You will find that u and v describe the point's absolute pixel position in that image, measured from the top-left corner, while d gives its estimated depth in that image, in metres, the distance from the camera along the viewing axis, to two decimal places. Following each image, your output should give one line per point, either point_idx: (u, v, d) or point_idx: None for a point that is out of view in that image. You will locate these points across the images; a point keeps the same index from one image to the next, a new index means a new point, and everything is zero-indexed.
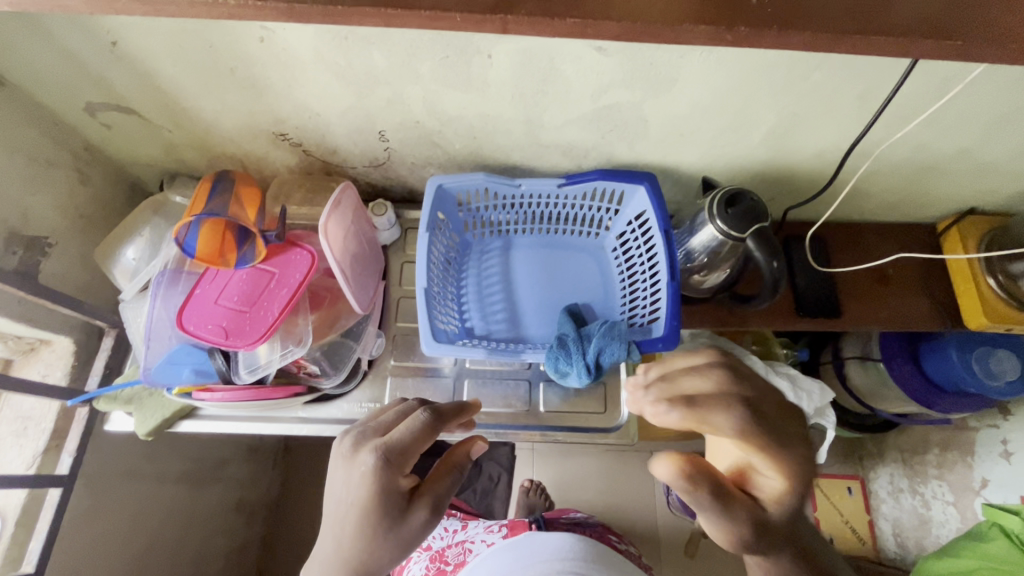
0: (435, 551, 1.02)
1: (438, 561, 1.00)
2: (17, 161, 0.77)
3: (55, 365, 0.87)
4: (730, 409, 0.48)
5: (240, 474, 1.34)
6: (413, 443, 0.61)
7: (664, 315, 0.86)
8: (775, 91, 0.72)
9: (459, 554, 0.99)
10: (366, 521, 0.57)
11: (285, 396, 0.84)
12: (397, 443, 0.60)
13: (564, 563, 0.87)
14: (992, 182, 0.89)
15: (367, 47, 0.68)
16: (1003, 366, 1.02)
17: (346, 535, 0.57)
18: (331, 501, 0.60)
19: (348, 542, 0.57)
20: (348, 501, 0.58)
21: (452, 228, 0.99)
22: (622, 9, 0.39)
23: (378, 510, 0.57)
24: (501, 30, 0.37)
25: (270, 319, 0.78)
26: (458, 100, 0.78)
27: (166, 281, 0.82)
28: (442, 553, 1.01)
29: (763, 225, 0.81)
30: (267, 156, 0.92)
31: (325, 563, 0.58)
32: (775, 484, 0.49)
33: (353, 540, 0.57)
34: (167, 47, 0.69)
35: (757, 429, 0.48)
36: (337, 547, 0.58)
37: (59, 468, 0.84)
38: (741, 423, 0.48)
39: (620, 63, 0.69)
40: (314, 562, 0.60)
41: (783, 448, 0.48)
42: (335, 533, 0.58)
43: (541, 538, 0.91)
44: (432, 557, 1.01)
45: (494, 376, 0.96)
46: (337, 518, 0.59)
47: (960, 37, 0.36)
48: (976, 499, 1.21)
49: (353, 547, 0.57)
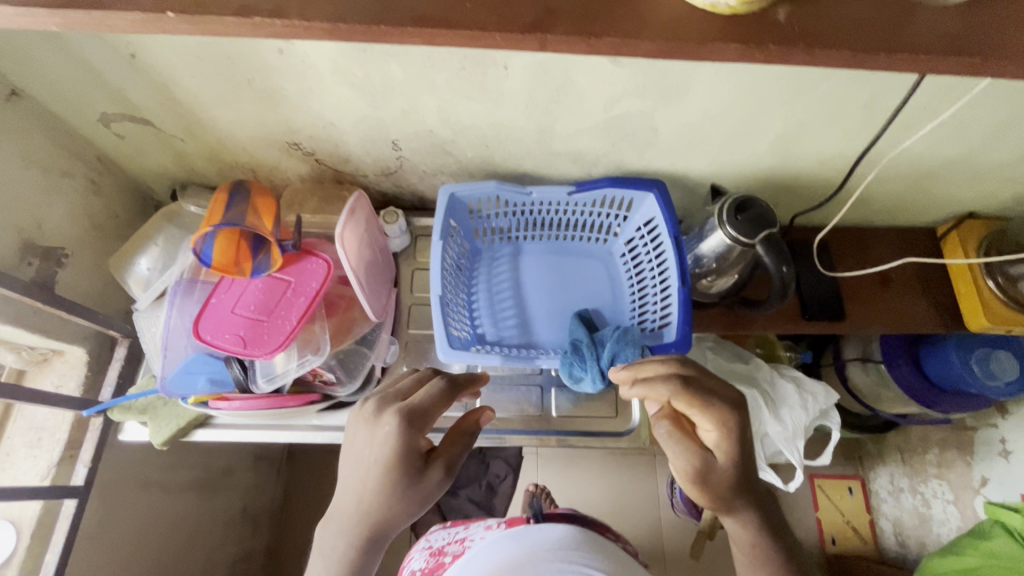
0: (436, 548, 0.99)
1: (438, 555, 0.96)
2: (32, 173, 0.77)
3: (68, 376, 0.87)
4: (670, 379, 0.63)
5: (246, 483, 1.34)
6: (432, 409, 0.64)
7: (676, 320, 0.87)
8: (784, 101, 0.74)
9: (456, 547, 0.93)
10: (387, 476, 0.60)
11: (302, 404, 0.85)
12: (419, 407, 0.63)
13: (560, 552, 0.80)
14: (992, 188, 0.91)
15: (385, 60, 0.69)
16: (1003, 367, 1.05)
17: (366, 489, 0.60)
18: (350, 458, 0.63)
19: (368, 496, 0.60)
20: (371, 458, 0.61)
21: (463, 235, 0.99)
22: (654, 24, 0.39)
23: (400, 467, 0.60)
24: (538, 49, 0.37)
25: (288, 328, 0.78)
26: (473, 111, 0.79)
27: (181, 290, 0.82)
28: (441, 549, 0.96)
29: (772, 230, 0.82)
30: (279, 165, 0.93)
31: (345, 514, 0.61)
32: (715, 436, 0.63)
33: (373, 494, 0.60)
34: (186, 60, 0.69)
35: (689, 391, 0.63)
36: (358, 500, 0.61)
37: (73, 478, 0.84)
38: (684, 394, 0.62)
39: (634, 74, 0.70)
40: (332, 513, 0.63)
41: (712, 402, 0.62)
42: (356, 489, 0.61)
43: (538, 527, 0.84)
44: (431, 553, 0.98)
45: (505, 381, 0.97)
46: (359, 474, 0.61)
47: (981, 54, 0.37)
48: (975, 497, 1.27)
49: (372, 500, 0.60)
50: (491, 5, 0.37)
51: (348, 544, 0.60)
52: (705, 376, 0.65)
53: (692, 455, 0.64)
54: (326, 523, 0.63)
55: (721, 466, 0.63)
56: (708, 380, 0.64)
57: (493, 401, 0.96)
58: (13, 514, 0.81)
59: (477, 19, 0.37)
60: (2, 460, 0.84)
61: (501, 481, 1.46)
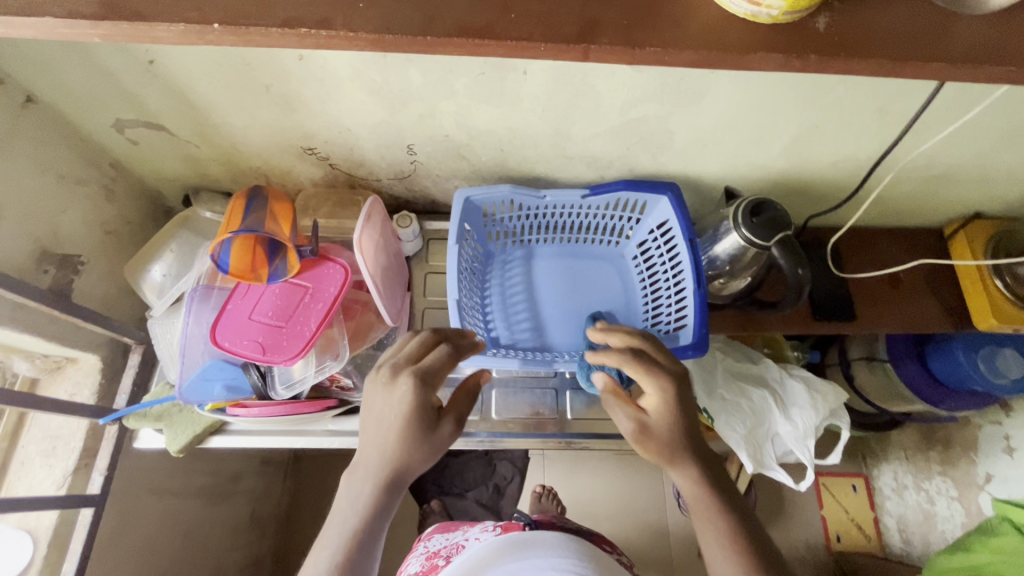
0: (431, 551, 0.98)
1: (432, 559, 0.94)
2: (46, 180, 0.77)
3: (81, 384, 0.87)
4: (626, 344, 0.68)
5: (254, 488, 1.33)
6: (443, 367, 0.65)
7: (691, 323, 0.88)
8: (801, 105, 0.74)
9: (451, 551, 0.92)
10: (406, 429, 0.61)
11: (319, 410, 0.84)
12: (431, 367, 0.64)
13: (559, 560, 0.81)
14: (1005, 189, 0.91)
15: (404, 65, 0.68)
16: (1009, 365, 1.04)
17: (390, 442, 0.61)
18: (372, 414, 0.63)
19: (392, 448, 0.61)
20: (391, 413, 0.61)
21: (477, 239, 1.00)
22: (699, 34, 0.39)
23: (418, 420, 0.61)
24: (581, 58, 0.38)
25: (308, 334, 0.79)
26: (490, 115, 0.78)
27: (198, 297, 0.82)
28: (436, 553, 0.95)
29: (787, 234, 0.82)
30: (292, 170, 0.92)
31: (369, 466, 0.61)
32: (657, 397, 0.64)
33: (396, 447, 0.61)
34: (203, 66, 0.69)
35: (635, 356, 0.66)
36: (382, 453, 0.61)
37: (89, 487, 0.84)
38: (629, 359, 0.65)
39: (652, 79, 0.70)
40: (355, 466, 0.63)
41: (648, 369, 0.65)
42: (378, 442, 0.61)
43: (534, 538, 0.85)
44: (427, 556, 0.96)
45: (520, 384, 0.98)
46: (382, 428, 0.61)
47: (1016, 62, 0.38)
48: (980, 493, 1.25)
49: (394, 452, 0.61)
50: (536, 15, 0.38)
51: (372, 493, 0.60)
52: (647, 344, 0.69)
53: (635, 418, 0.65)
54: (350, 477, 0.62)
55: (663, 426, 0.64)
56: (650, 347, 0.68)
57: (507, 405, 0.96)
58: (30, 522, 0.81)
59: (522, 30, 0.38)
60: (16, 469, 0.83)
61: (508, 483, 1.49)
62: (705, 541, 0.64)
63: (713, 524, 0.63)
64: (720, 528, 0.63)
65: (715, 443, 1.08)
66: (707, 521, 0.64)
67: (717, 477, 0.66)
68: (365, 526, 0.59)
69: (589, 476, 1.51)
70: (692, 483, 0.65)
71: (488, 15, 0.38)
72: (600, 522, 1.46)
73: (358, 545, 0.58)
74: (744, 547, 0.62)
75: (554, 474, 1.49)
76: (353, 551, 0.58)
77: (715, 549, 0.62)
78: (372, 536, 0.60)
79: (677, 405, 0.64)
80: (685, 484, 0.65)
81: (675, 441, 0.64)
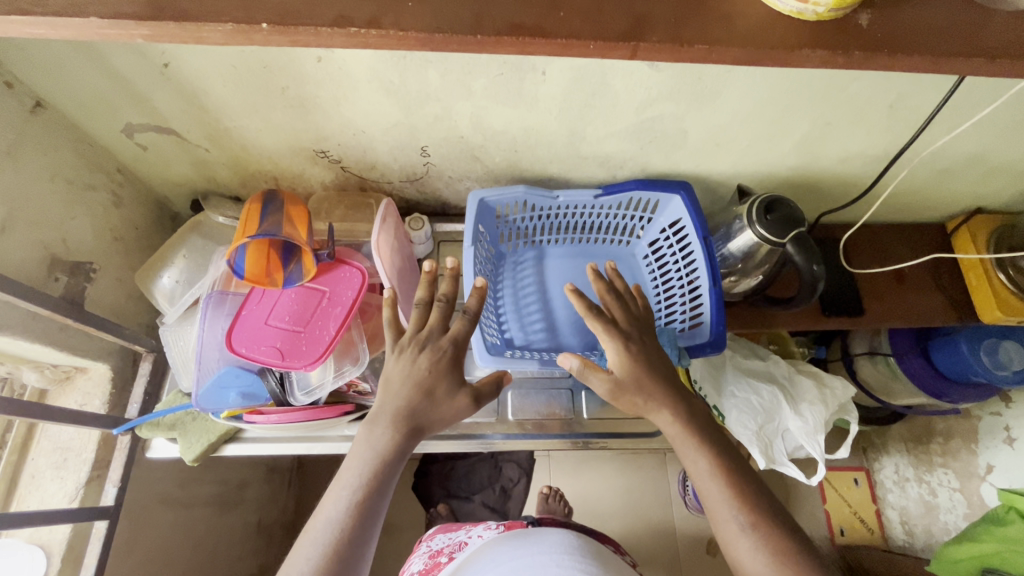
0: (435, 549, 0.95)
1: (436, 557, 0.92)
2: (56, 187, 0.76)
3: (92, 394, 0.85)
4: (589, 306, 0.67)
5: (261, 496, 1.31)
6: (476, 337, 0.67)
7: (708, 320, 0.89)
8: (816, 103, 0.74)
9: (454, 549, 0.91)
10: (430, 381, 0.63)
11: (336, 416, 0.81)
12: (462, 337, 0.66)
13: (557, 556, 0.78)
14: (1012, 183, 0.92)
15: (424, 65, 0.67)
16: (1010, 356, 1.02)
17: (413, 390, 0.62)
18: (398, 365, 0.63)
19: (414, 396, 0.62)
20: (416, 366, 0.63)
21: (489, 240, 0.99)
22: (746, 34, 0.42)
23: (444, 376, 0.63)
24: (630, 55, 0.42)
25: (327, 339, 0.79)
26: (505, 116, 0.78)
27: (212, 303, 0.81)
28: (440, 551, 0.93)
29: (802, 229, 0.82)
30: (303, 173, 0.91)
31: (390, 412, 0.61)
32: (616, 351, 0.66)
33: (418, 395, 0.62)
34: (219, 68, 0.68)
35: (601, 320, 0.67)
36: (405, 400, 0.61)
37: (103, 499, 0.83)
38: (589, 315, 0.67)
39: (669, 79, 0.70)
40: (374, 415, 0.62)
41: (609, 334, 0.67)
42: (404, 390, 0.61)
43: (540, 537, 0.82)
44: (431, 554, 0.94)
45: (534, 385, 0.97)
46: (408, 378, 0.62)
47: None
48: (982, 484, 1.24)
49: (415, 400, 0.62)
50: (583, 13, 0.42)
51: (389, 435, 0.60)
52: (609, 301, 0.70)
53: (606, 376, 0.65)
54: (370, 425, 0.61)
55: (631, 378, 0.65)
56: (609, 304, 0.70)
57: (523, 406, 0.95)
58: (42, 536, 0.80)
59: (571, 28, 0.41)
60: (27, 483, 0.82)
61: (515, 484, 1.47)
62: (696, 479, 0.63)
63: (699, 458, 0.63)
64: (707, 463, 0.62)
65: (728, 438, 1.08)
66: (690, 458, 0.63)
67: (705, 428, 0.65)
68: (383, 470, 0.59)
69: (596, 475, 1.50)
70: (671, 424, 0.65)
71: (536, 13, 0.42)
72: (609, 522, 1.45)
73: (374, 488, 0.58)
74: (754, 495, 0.60)
75: (561, 475, 1.49)
76: (370, 494, 0.57)
77: (708, 482, 0.61)
78: (387, 481, 0.59)
79: (637, 355, 0.66)
80: (666, 429, 0.66)
81: (641, 402, 0.66)
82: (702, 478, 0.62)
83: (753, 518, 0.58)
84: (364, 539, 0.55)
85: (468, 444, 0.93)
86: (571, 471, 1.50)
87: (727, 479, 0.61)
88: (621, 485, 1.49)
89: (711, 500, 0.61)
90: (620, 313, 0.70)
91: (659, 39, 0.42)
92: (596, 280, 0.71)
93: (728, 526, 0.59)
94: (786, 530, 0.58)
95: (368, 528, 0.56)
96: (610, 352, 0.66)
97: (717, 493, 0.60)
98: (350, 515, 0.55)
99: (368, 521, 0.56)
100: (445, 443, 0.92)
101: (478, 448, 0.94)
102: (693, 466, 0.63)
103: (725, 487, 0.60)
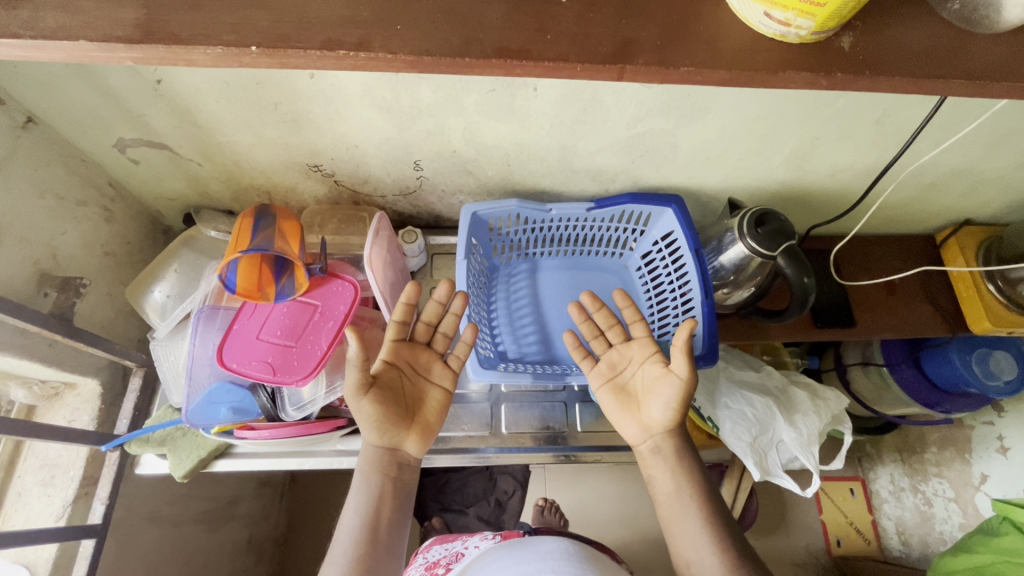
0: (430, 561, 0.95)
1: (431, 569, 0.91)
2: (46, 202, 0.76)
3: (80, 410, 0.85)
4: (636, 316, 0.75)
5: (253, 512, 1.29)
6: (455, 366, 0.75)
7: (700, 333, 0.89)
8: (801, 118, 0.75)
9: (451, 559, 0.90)
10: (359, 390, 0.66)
11: (329, 430, 0.81)
12: (391, 338, 0.72)
13: (560, 565, 0.75)
14: (1000, 195, 0.93)
15: (415, 83, 0.68)
16: (1001, 366, 1.03)
17: (380, 429, 0.67)
18: (357, 417, 0.67)
19: (382, 436, 0.67)
20: (350, 394, 0.65)
21: (482, 253, 0.99)
22: (732, 57, 0.43)
23: (389, 408, 0.67)
24: (616, 77, 0.43)
25: (319, 353, 0.80)
26: (498, 130, 0.78)
27: (203, 318, 0.82)
28: (436, 563, 0.93)
29: (793, 242, 0.82)
30: (295, 187, 0.91)
31: (371, 454, 0.67)
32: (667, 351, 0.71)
33: (382, 432, 0.67)
34: (208, 83, 0.68)
35: (643, 329, 0.75)
36: (377, 438, 0.67)
37: (90, 517, 0.82)
38: (634, 314, 0.75)
39: (659, 94, 0.70)
40: (359, 463, 0.67)
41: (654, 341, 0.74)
42: (372, 432, 0.67)
43: (536, 543, 0.80)
44: (426, 566, 0.94)
45: (529, 398, 0.97)
46: (365, 420, 0.66)
47: (1016, 80, 0.43)
48: (977, 494, 1.22)
49: (383, 437, 0.67)
50: (570, 37, 0.43)
51: (370, 474, 0.66)
52: (602, 334, 0.79)
53: (665, 366, 0.69)
54: (357, 471, 0.67)
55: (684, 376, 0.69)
56: (607, 331, 0.78)
57: (516, 419, 0.95)
58: (27, 556, 0.79)
59: (558, 52, 0.42)
60: (13, 500, 0.81)
61: (509, 497, 1.44)
62: (669, 509, 0.67)
63: (693, 522, 0.64)
64: (673, 485, 0.67)
65: (720, 449, 1.06)
66: (681, 526, 0.65)
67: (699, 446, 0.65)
68: (374, 506, 0.64)
69: (591, 487, 1.50)
70: (664, 439, 0.69)
71: (524, 35, 0.43)
72: (605, 532, 1.45)
73: (370, 523, 0.63)
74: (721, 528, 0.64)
75: (556, 487, 1.48)
76: (369, 530, 0.62)
77: (676, 509, 0.66)
78: (384, 510, 0.64)
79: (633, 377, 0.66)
80: (643, 445, 0.71)
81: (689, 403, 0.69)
82: (692, 543, 0.63)
83: (724, 545, 0.62)
84: (375, 565, 0.60)
85: (462, 458, 0.92)
86: (566, 483, 1.49)
87: (718, 545, 0.62)
88: (616, 496, 1.48)
89: (684, 530, 0.65)
90: (587, 355, 0.77)
91: (644, 62, 0.42)
92: (630, 302, 0.76)
93: (699, 549, 0.63)
94: (748, 555, 0.63)
95: (379, 565, 0.61)
96: (657, 356, 0.72)
97: (711, 562, 0.61)
98: (356, 560, 0.60)
99: (375, 550, 0.61)
100: (441, 457, 0.91)
101: (472, 463, 0.93)
102: (681, 531, 0.65)
103: (698, 513, 0.65)
